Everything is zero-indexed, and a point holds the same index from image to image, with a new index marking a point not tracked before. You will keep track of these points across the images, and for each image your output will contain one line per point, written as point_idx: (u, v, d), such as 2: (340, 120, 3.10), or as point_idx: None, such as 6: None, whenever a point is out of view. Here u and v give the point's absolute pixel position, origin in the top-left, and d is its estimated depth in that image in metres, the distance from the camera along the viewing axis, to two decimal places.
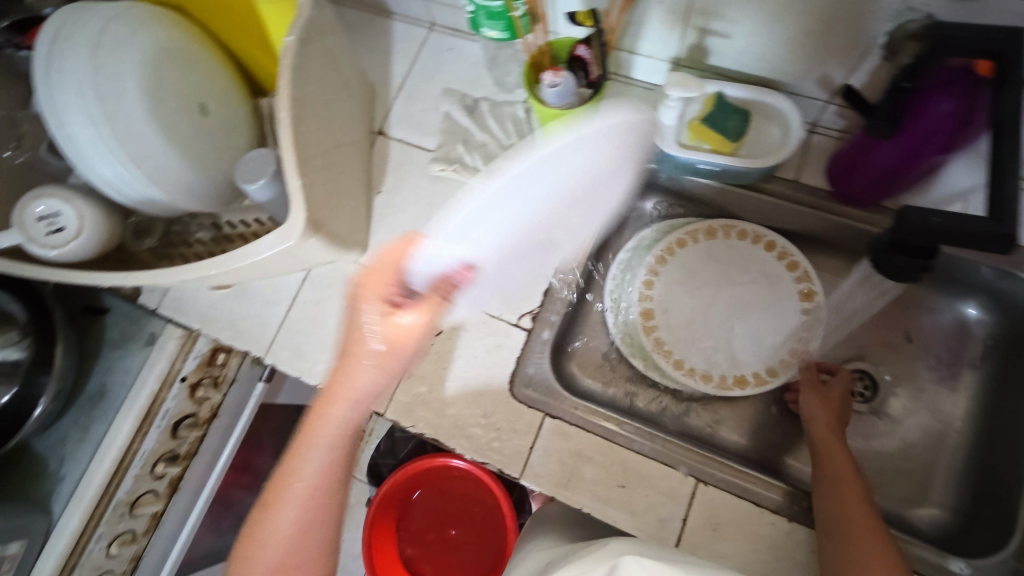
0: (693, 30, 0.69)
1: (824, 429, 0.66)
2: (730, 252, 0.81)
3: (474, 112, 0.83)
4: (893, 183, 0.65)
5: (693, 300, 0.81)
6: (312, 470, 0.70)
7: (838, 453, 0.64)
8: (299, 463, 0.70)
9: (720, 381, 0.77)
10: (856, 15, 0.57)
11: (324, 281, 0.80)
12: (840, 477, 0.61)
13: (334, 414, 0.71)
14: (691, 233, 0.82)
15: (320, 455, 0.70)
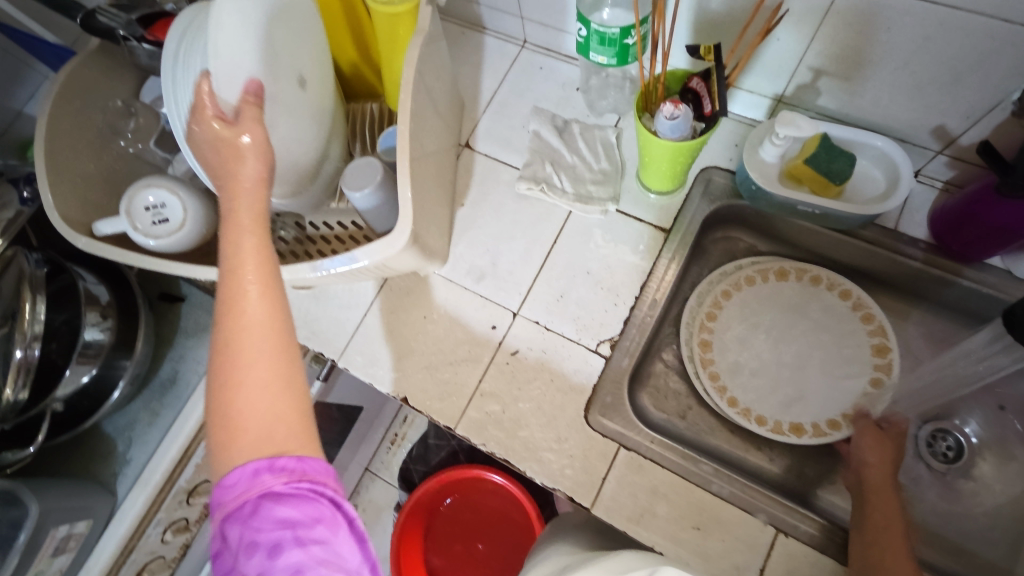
0: (805, 69, 0.68)
1: (874, 482, 0.63)
2: (799, 295, 0.79)
3: (563, 132, 0.83)
4: (1005, 242, 0.63)
5: (755, 339, 0.79)
6: (253, 380, 0.42)
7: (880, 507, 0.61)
8: (237, 383, 0.42)
9: (775, 425, 0.74)
10: (992, 67, 0.56)
11: (402, 290, 0.80)
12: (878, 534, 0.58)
13: (248, 296, 0.44)
14: (761, 271, 0.80)
15: (248, 362, 0.42)
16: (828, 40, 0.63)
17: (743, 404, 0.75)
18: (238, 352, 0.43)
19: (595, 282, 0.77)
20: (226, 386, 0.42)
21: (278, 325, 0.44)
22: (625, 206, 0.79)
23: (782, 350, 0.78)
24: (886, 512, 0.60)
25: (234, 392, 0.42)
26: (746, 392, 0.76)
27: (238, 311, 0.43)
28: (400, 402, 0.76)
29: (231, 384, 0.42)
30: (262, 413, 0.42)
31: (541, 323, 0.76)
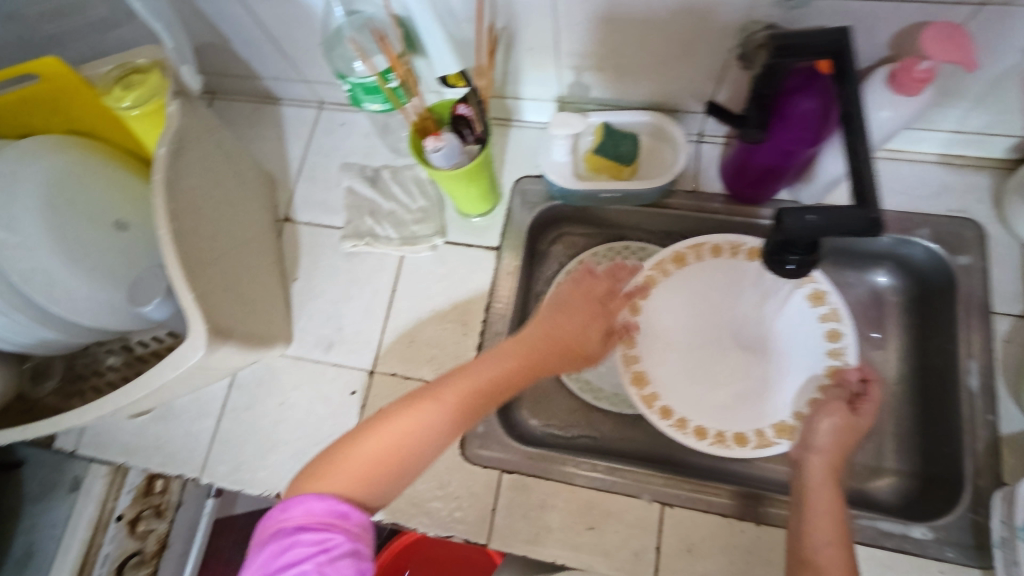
0: (565, 71, 0.71)
1: (819, 468, 0.57)
2: (709, 270, 0.74)
3: (376, 181, 0.83)
4: (778, 177, 0.68)
5: (682, 339, 0.73)
6: (358, 467, 0.49)
7: (823, 498, 0.55)
8: (323, 475, 0.48)
9: (717, 436, 0.67)
10: (704, 35, 0.60)
11: (252, 383, 0.77)
12: (823, 538, 0.52)
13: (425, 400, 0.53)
14: (658, 267, 0.74)
15: (430, 405, 0.53)
16: (570, 43, 0.65)
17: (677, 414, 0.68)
18: (428, 399, 0.53)
19: (441, 318, 0.76)
20: (403, 419, 0.52)
21: (492, 392, 0.56)
22: (453, 235, 0.80)
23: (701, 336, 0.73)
24: (831, 515, 0.53)
25: (374, 435, 0.50)
26: (676, 397, 0.69)
27: (477, 366, 0.57)
28: (276, 498, 0.72)
29: (410, 427, 0.51)
30: (367, 455, 0.49)
31: (398, 375, 0.74)
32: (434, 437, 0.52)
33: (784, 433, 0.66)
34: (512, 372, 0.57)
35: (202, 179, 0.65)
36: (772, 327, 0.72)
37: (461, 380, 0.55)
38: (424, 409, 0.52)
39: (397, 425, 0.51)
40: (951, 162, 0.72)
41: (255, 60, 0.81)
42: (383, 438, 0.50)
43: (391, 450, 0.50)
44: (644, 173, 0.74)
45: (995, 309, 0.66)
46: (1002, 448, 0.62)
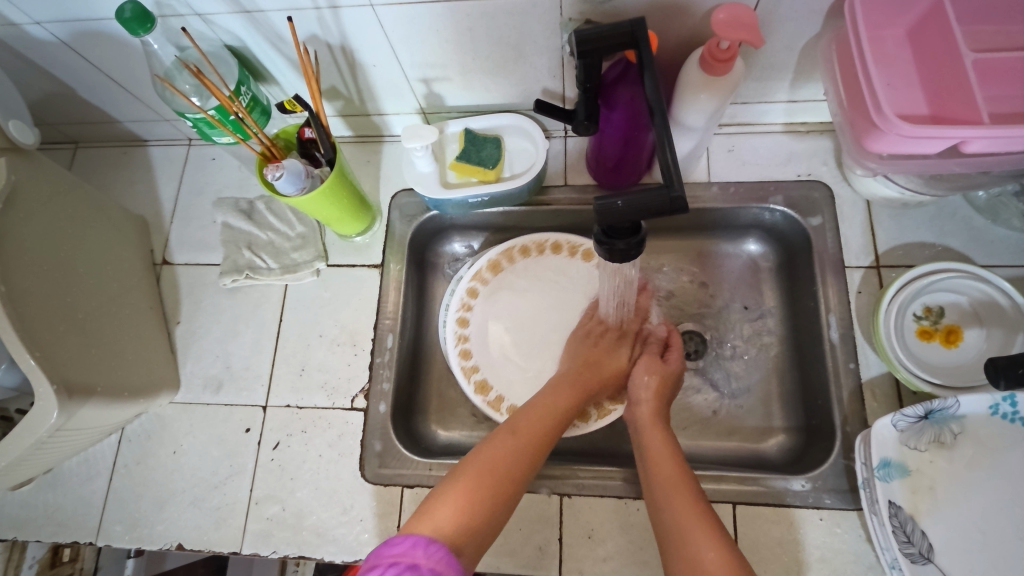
0: (416, 83, 0.72)
1: (649, 421, 0.64)
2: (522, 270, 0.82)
3: (253, 214, 0.81)
4: (635, 163, 0.70)
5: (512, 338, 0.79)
6: (445, 503, 0.52)
7: (659, 445, 0.61)
8: (433, 506, 0.52)
9: (566, 421, 0.73)
10: (531, 35, 0.62)
11: (142, 435, 0.74)
12: (671, 482, 0.56)
13: (517, 432, 0.60)
14: (477, 276, 0.81)
15: (510, 446, 0.58)
16: (410, 56, 0.66)
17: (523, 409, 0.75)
18: (512, 438, 0.59)
19: (331, 342, 0.76)
20: (482, 462, 0.56)
21: (546, 428, 0.62)
22: (335, 258, 0.79)
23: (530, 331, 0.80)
24: (666, 452, 0.60)
25: (485, 473, 0.55)
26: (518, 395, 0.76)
27: (542, 407, 0.64)
28: (177, 550, 0.70)
29: (495, 475, 0.55)
30: (452, 503, 0.52)
31: (292, 406, 0.73)
32: (518, 475, 0.56)
33: (619, 400, 0.73)
34: (568, 403, 0.65)
35: (50, 233, 0.64)
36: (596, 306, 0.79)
37: (526, 421, 0.61)
38: (506, 443, 0.58)
39: (478, 475, 0.55)
40: (796, 130, 0.76)
41: (107, 105, 0.79)
42: (471, 485, 0.54)
43: (490, 493, 0.54)
44: (510, 173, 0.75)
45: (848, 263, 0.70)
46: (865, 393, 0.65)
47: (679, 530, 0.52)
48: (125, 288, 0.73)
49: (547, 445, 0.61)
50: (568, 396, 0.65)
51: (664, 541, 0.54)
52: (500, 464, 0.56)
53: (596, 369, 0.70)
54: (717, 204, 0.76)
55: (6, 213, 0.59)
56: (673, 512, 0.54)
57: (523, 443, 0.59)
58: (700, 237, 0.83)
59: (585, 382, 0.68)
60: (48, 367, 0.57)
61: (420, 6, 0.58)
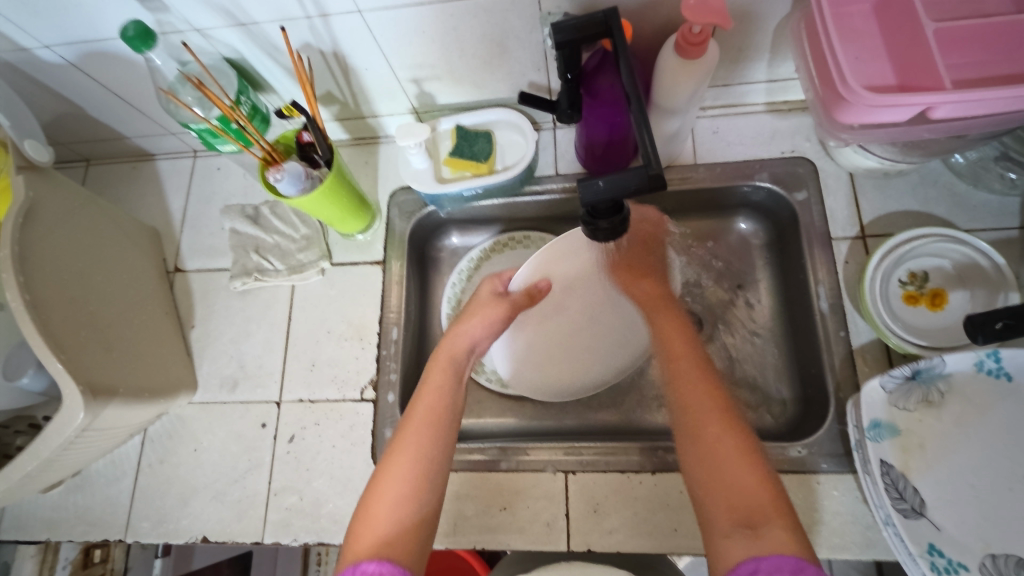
0: (408, 84, 0.75)
1: (654, 303, 0.67)
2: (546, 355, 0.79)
3: (258, 218, 0.84)
4: (621, 149, 0.73)
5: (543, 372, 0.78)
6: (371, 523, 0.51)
7: (668, 325, 0.64)
8: (360, 529, 0.51)
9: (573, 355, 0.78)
10: (514, 30, 0.65)
11: (164, 435, 0.78)
12: (684, 367, 0.58)
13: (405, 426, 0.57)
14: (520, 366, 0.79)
15: (411, 458, 0.54)
16: (400, 58, 0.69)
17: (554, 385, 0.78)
18: (397, 451, 0.55)
19: (339, 337, 0.79)
20: (394, 484, 0.53)
21: (441, 418, 0.57)
22: (338, 256, 0.83)
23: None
24: (677, 330, 0.63)
25: (393, 499, 0.52)
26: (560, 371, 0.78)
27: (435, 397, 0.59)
28: (202, 542, 0.73)
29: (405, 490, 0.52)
30: (372, 527, 0.50)
31: (304, 400, 0.77)
32: (429, 471, 0.54)
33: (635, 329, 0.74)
34: (438, 378, 0.61)
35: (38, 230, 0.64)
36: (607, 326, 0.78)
37: (417, 422, 0.57)
38: (398, 449, 0.55)
39: (380, 487, 0.53)
40: (778, 109, 0.78)
41: (115, 122, 0.83)
42: (379, 502, 0.52)
43: (410, 513, 0.51)
44: (503, 166, 0.78)
45: (834, 235, 0.72)
46: (857, 359, 0.67)
47: (688, 411, 0.55)
48: (140, 294, 0.76)
49: (447, 422, 0.57)
50: (443, 380, 0.60)
51: (679, 428, 0.55)
52: (399, 483, 0.53)
53: (446, 356, 0.63)
54: (704, 184, 0.78)
55: (29, 226, 0.63)
56: (684, 392, 0.56)
57: (416, 436, 0.55)
58: (692, 219, 0.85)
59: (449, 363, 0.63)
60: (74, 370, 0.60)
61: (406, 9, 0.61)
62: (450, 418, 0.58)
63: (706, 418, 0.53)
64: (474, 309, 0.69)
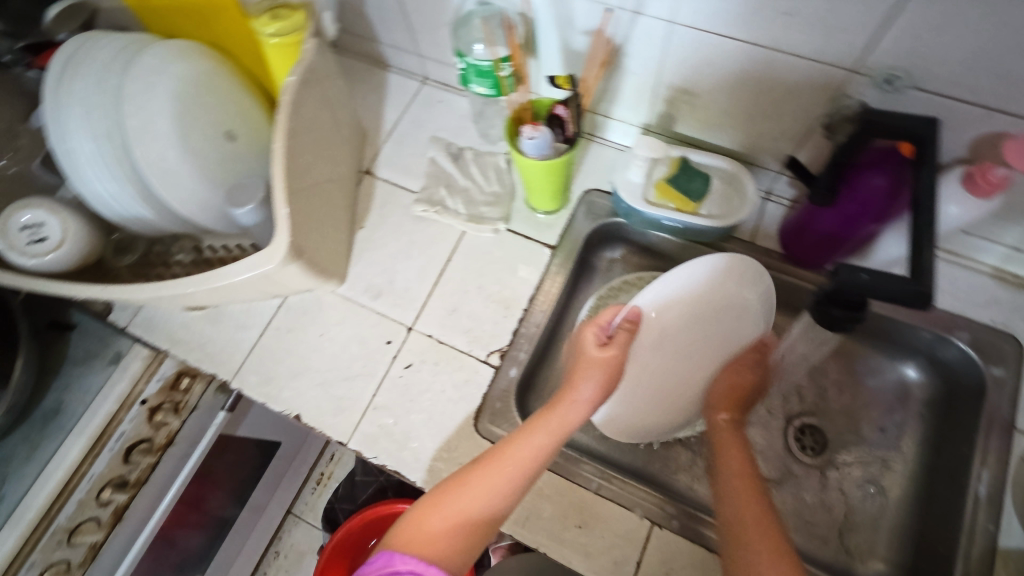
0: (660, 99, 0.76)
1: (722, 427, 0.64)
2: None
3: (458, 159, 0.88)
4: (835, 249, 0.71)
5: None
6: (420, 521, 0.50)
7: (731, 442, 0.61)
8: (412, 528, 0.50)
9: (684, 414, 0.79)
10: (801, 96, 0.65)
11: (300, 309, 0.82)
12: (738, 485, 0.55)
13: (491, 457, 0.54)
14: None
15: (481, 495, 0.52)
16: (674, 74, 0.70)
17: None
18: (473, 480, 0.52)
19: (487, 297, 0.80)
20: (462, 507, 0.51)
21: (530, 467, 0.53)
22: (515, 224, 0.84)
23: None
24: (738, 448, 0.60)
25: (446, 519, 0.50)
26: None
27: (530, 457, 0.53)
28: (294, 420, 0.76)
29: (461, 514, 0.51)
30: (418, 533, 0.49)
31: (433, 337, 0.78)
32: (491, 507, 0.52)
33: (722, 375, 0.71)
34: (537, 426, 0.55)
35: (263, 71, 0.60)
36: None
37: (498, 460, 0.53)
38: (471, 477, 0.53)
39: (431, 503, 0.52)
40: (1005, 278, 0.74)
41: (380, 24, 0.88)
42: (430, 516, 0.51)
43: (456, 533, 0.50)
44: (708, 213, 0.77)
45: (1018, 425, 0.67)
46: (997, 560, 0.62)
47: (740, 523, 0.51)
48: (339, 180, 0.81)
49: (534, 471, 0.54)
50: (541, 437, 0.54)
51: (727, 539, 0.52)
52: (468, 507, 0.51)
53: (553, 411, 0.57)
54: (898, 317, 0.75)
55: (304, 85, 0.68)
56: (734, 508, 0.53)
57: (500, 475, 0.53)
58: (860, 343, 0.82)
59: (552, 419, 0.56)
60: (291, 224, 0.64)
61: (715, 37, 0.62)
62: (535, 470, 0.54)
63: (754, 533, 0.50)
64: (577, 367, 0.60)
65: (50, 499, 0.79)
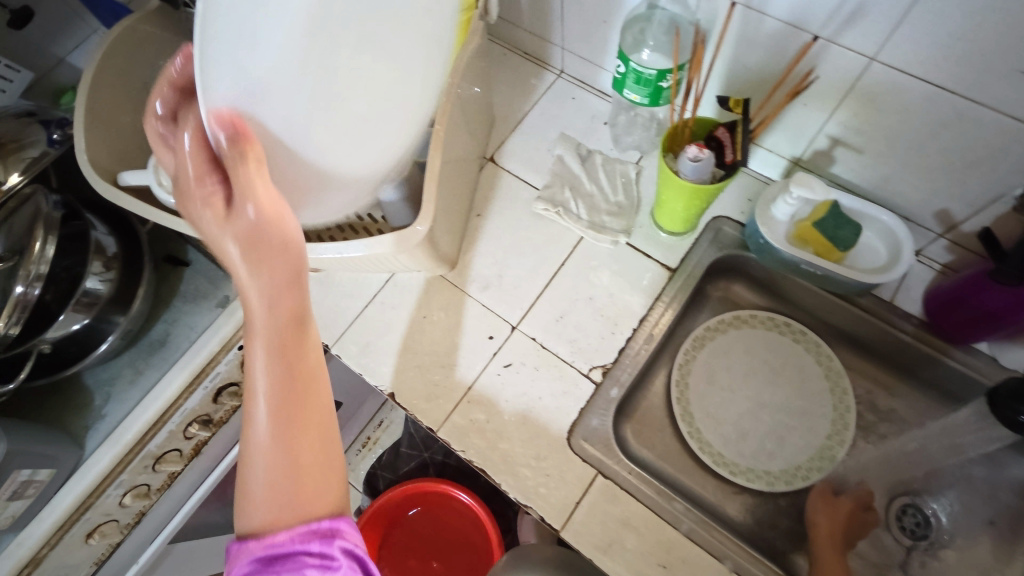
0: (824, 137, 0.69)
1: (826, 561, 0.65)
2: (753, 450, 0.79)
3: (586, 161, 0.85)
4: (991, 332, 0.66)
5: (751, 466, 0.78)
6: (274, 489, 0.43)
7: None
8: (256, 470, 0.43)
9: (776, 468, 0.77)
10: (1001, 163, 0.59)
11: (407, 287, 0.81)
12: None
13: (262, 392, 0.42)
14: (717, 447, 0.79)
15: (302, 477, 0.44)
16: (851, 114, 0.64)
17: (743, 468, 0.78)
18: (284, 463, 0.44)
19: (596, 309, 0.78)
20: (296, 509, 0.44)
21: (300, 409, 0.43)
22: (636, 239, 0.81)
23: (819, 444, 0.78)
24: None
25: (282, 473, 0.42)
26: (757, 463, 0.78)
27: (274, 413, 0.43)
28: (386, 396, 0.77)
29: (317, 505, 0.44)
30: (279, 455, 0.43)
31: (537, 341, 0.77)
32: (320, 463, 0.44)
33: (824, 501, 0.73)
34: (284, 349, 0.42)
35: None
36: (812, 446, 0.78)
37: (271, 404, 0.42)
38: (269, 428, 0.42)
39: (251, 446, 0.43)
40: None
41: (529, 9, 0.85)
42: (261, 467, 0.43)
43: (303, 502, 0.43)
44: (850, 264, 0.72)
45: None
46: None
47: None
48: (467, 165, 0.79)
49: (289, 410, 0.43)
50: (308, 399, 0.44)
51: None
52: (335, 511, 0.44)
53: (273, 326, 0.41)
54: None
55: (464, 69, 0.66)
56: None
57: (277, 421, 0.42)
58: None
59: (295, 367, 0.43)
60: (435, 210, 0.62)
61: (921, 86, 0.57)
62: (319, 418, 0.44)
63: None
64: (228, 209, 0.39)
65: (145, 426, 0.82)
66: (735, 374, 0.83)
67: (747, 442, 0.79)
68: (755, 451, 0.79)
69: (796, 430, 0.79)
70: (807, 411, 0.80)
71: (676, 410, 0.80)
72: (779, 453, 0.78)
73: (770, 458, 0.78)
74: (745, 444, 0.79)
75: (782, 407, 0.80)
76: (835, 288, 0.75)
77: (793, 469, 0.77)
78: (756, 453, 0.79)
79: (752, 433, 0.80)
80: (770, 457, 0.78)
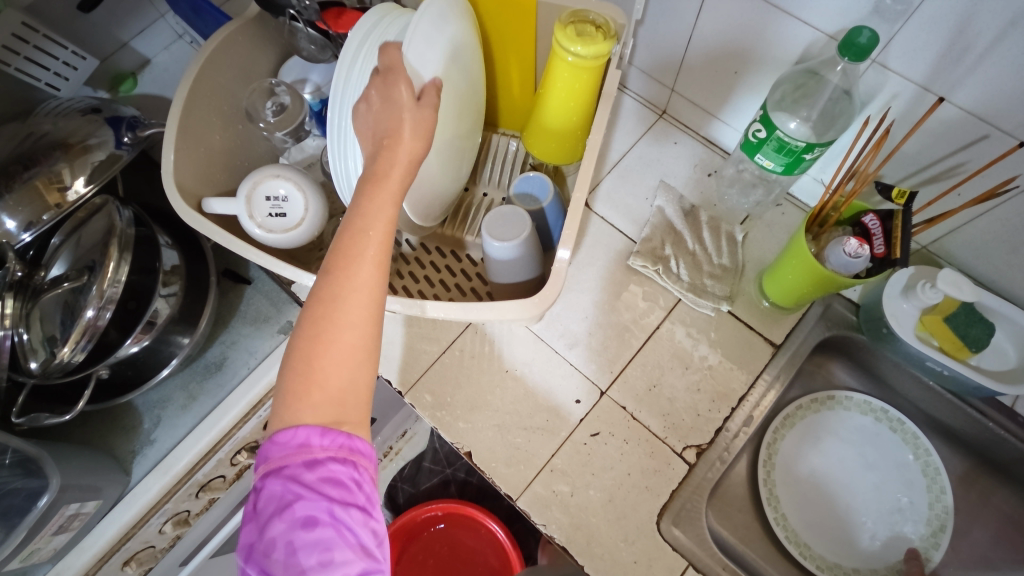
0: (967, 232, 0.64)
1: None
2: (839, 543, 0.74)
3: (689, 216, 0.80)
4: None
5: (838, 561, 0.73)
6: (324, 363, 0.45)
7: None
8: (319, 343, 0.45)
9: (863, 567, 0.73)
10: None
11: (489, 336, 0.76)
12: None
13: (361, 255, 0.47)
14: (802, 541, 0.74)
15: (333, 381, 0.45)
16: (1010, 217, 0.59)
17: (830, 563, 0.73)
18: (325, 363, 0.45)
19: (691, 381, 0.73)
20: (320, 408, 0.45)
21: (367, 304, 0.47)
22: (738, 308, 0.76)
23: (912, 546, 0.73)
24: None
25: (335, 341, 0.46)
26: (845, 559, 0.73)
27: (342, 304, 0.46)
28: (463, 455, 0.71)
29: (335, 413, 0.45)
30: (337, 322, 0.46)
31: (627, 410, 0.72)
32: (357, 356, 0.46)
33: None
34: (378, 239, 0.48)
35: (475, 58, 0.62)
36: (903, 548, 0.73)
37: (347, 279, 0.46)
38: (334, 299, 0.46)
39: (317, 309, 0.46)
40: None
41: (644, 47, 0.78)
42: (314, 334, 0.46)
43: (341, 375, 0.46)
44: (976, 365, 0.67)
45: None
46: None
47: None
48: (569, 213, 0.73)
49: (357, 288, 0.46)
50: (373, 318, 0.47)
51: None
52: (350, 428, 0.45)
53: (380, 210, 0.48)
54: None
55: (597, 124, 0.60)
56: None
57: (347, 296, 0.46)
58: None
59: (380, 287, 0.48)
60: (561, 278, 0.58)
61: None
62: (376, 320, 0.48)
63: None
64: (393, 143, 0.51)
65: (194, 458, 0.75)
66: (828, 455, 0.78)
67: (836, 535, 0.74)
68: (843, 545, 0.74)
69: (888, 526, 0.74)
70: (900, 506, 0.75)
71: (762, 493, 0.75)
72: (868, 551, 0.74)
73: (858, 555, 0.73)
74: (835, 537, 0.74)
75: (872, 499, 0.76)
76: (952, 386, 0.71)
77: (883, 570, 0.72)
78: (843, 547, 0.74)
79: (841, 527, 0.75)
80: (858, 554, 0.73)
